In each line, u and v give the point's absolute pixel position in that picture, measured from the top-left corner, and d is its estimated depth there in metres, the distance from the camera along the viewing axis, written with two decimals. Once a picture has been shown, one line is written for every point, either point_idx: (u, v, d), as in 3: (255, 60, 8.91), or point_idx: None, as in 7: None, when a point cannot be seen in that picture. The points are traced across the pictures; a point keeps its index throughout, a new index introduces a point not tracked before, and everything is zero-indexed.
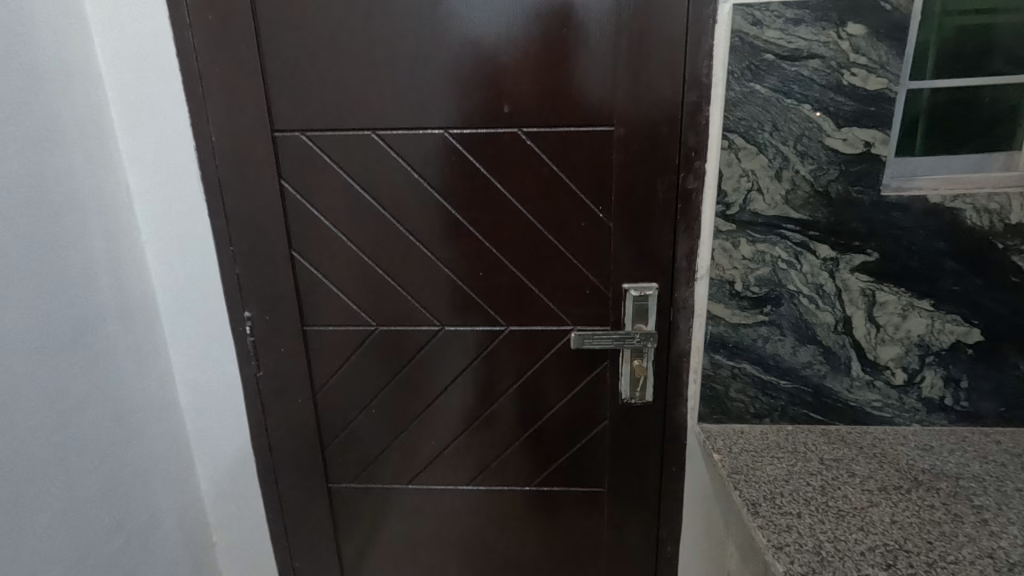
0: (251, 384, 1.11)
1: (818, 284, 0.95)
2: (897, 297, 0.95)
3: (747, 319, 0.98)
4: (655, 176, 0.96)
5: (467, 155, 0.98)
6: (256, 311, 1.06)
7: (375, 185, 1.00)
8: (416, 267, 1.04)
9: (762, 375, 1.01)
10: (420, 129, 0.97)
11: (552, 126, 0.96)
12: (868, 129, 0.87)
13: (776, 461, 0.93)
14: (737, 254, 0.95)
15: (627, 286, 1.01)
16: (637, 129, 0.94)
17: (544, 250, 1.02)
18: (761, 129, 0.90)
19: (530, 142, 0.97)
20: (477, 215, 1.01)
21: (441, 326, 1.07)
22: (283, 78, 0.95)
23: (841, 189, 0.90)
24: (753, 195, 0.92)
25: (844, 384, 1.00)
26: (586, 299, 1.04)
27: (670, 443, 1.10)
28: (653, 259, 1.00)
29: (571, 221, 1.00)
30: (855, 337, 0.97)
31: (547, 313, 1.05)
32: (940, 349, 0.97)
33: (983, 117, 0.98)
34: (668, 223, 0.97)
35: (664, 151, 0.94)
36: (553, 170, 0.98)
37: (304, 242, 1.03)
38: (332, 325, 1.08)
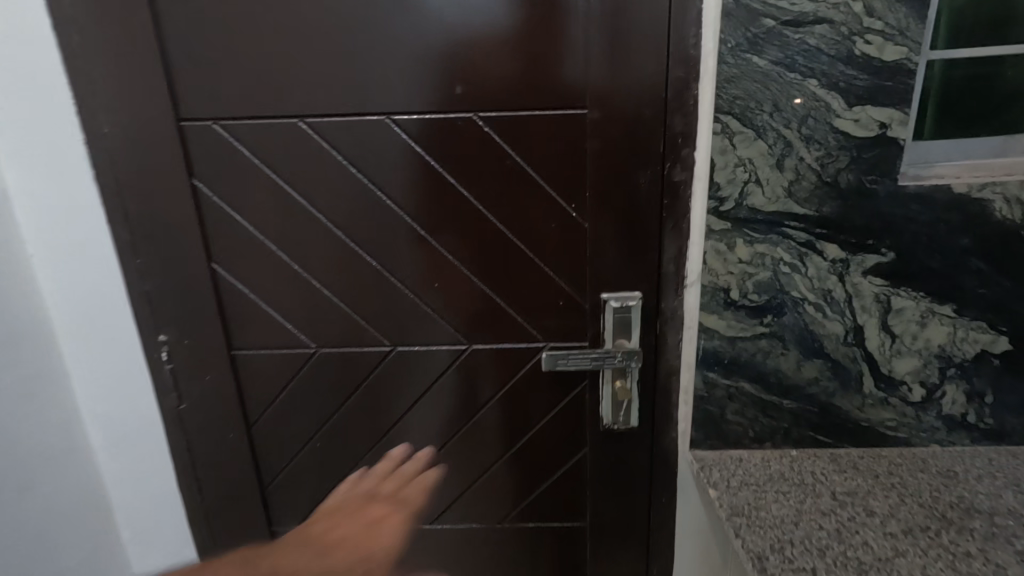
0: (173, 417, 0.95)
1: (825, 290, 0.82)
2: (915, 303, 0.82)
3: (744, 332, 0.85)
4: (636, 167, 0.82)
5: (414, 145, 0.83)
6: (174, 333, 0.90)
7: (307, 183, 0.84)
8: (361, 280, 0.89)
9: (762, 394, 0.88)
10: (357, 115, 0.82)
11: (514, 109, 0.81)
12: (884, 108, 0.74)
13: (781, 499, 0.81)
14: (733, 257, 0.82)
15: (607, 295, 0.87)
16: (615, 111, 0.80)
17: (510, 256, 0.87)
18: (760, 110, 0.76)
19: (488, 129, 0.82)
20: (430, 217, 0.86)
21: (392, 346, 0.92)
22: (189, 54, 0.79)
23: (852, 179, 0.77)
24: (750, 188, 0.78)
25: (855, 403, 0.87)
26: (561, 311, 0.89)
27: (659, 472, 0.96)
28: (635, 263, 0.86)
29: (541, 221, 0.85)
30: (867, 349, 0.84)
31: (515, 329, 0.91)
32: (963, 360, 0.85)
33: (1008, 92, 0.85)
34: (652, 221, 0.84)
35: (646, 137, 0.80)
36: (517, 161, 0.83)
37: (226, 253, 0.87)
38: (265, 348, 0.93)
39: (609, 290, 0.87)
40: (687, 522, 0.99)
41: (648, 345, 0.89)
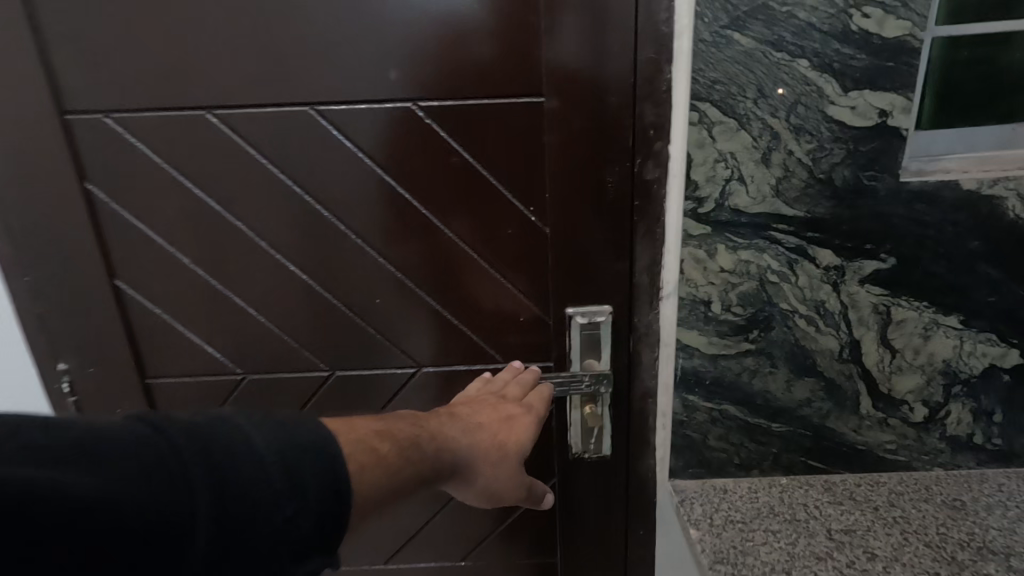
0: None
1: (818, 302, 0.73)
2: (918, 314, 0.73)
3: (728, 349, 0.75)
4: (601, 165, 0.71)
5: (346, 141, 0.72)
6: (75, 361, 0.78)
7: (222, 187, 0.73)
8: (292, 297, 0.78)
9: (748, 418, 0.78)
10: (275, 106, 0.70)
11: (459, 98, 0.70)
12: (883, 93, 0.64)
13: (772, 541, 0.74)
14: (713, 266, 0.72)
15: (571, 310, 0.77)
16: (574, 99, 0.69)
17: (462, 266, 0.77)
18: (743, 97, 0.65)
19: (431, 121, 0.71)
20: (368, 224, 0.75)
21: (333, 370, 0.82)
22: (66, 35, 0.66)
23: (847, 175, 0.67)
24: (732, 186, 0.68)
25: (850, 425, 0.78)
26: (520, 327, 0.81)
27: (636, 503, 0.87)
28: (604, 273, 0.76)
29: (495, 226, 0.76)
30: (865, 366, 0.75)
31: (471, 348, 0.82)
32: (969, 376, 0.76)
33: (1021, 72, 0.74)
34: (621, 227, 0.73)
35: (611, 130, 0.70)
36: (465, 158, 0.73)
37: (130, 268, 0.75)
38: (187, 374, 0.81)
39: (574, 304, 0.77)
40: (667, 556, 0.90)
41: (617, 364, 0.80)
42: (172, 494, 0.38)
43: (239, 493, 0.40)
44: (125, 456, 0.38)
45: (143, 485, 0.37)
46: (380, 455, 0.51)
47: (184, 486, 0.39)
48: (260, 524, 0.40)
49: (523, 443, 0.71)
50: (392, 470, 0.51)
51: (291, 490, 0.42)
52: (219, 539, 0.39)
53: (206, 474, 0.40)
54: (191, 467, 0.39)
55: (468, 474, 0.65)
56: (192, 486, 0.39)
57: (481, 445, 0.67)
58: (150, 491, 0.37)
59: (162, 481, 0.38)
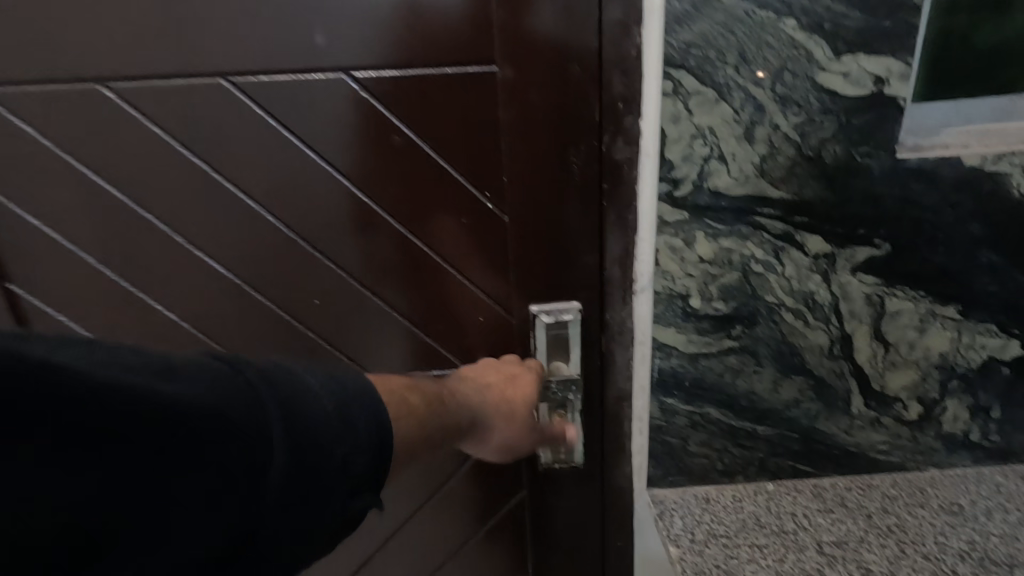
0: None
1: (806, 294, 0.66)
2: (914, 304, 0.66)
3: (709, 347, 0.68)
4: (564, 143, 0.63)
5: (271, 120, 0.62)
6: None
7: (125, 177, 0.63)
8: (216, 300, 0.69)
9: (731, 421, 0.71)
10: (181, 77, 0.60)
11: (402, 67, 0.61)
12: (879, 58, 0.57)
13: (758, 557, 0.68)
14: (692, 256, 0.64)
15: (535, 308, 0.70)
16: (531, 68, 0.61)
17: (413, 261, 0.69)
18: (723, 63, 0.57)
19: (369, 94, 0.62)
20: (302, 217, 0.66)
21: None
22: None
23: (839, 151, 0.60)
24: (712, 166, 0.60)
25: (840, 426, 0.72)
26: (482, 328, 0.73)
27: (612, 514, 0.80)
28: (571, 265, 0.68)
29: (448, 216, 0.67)
30: (856, 362, 0.69)
31: (424, 352, 0.73)
32: (967, 370, 0.70)
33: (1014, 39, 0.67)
34: (589, 214, 0.66)
35: (574, 103, 0.61)
36: (412, 138, 0.64)
37: (25, 270, 0.66)
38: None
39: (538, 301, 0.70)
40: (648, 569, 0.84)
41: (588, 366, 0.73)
42: (250, 426, 0.37)
43: (308, 426, 0.40)
44: (204, 388, 0.37)
45: (223, 414, 0.36)
46: (407, 403, 0.52)
47: (260, 419, 0.38)
48: (325, 465, 0.40)
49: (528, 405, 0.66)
50: (420, 426, 0.52)
51: (347, 428, 0.42)
52: (289, 475, 0.38)
53: (279, 410, 0.39)
54: (267, 400, 0.39)
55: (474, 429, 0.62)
56: (268, 420, 0.38)
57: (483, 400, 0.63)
58: (229, 421, 0.36)
59: (241, 412, 0.37)
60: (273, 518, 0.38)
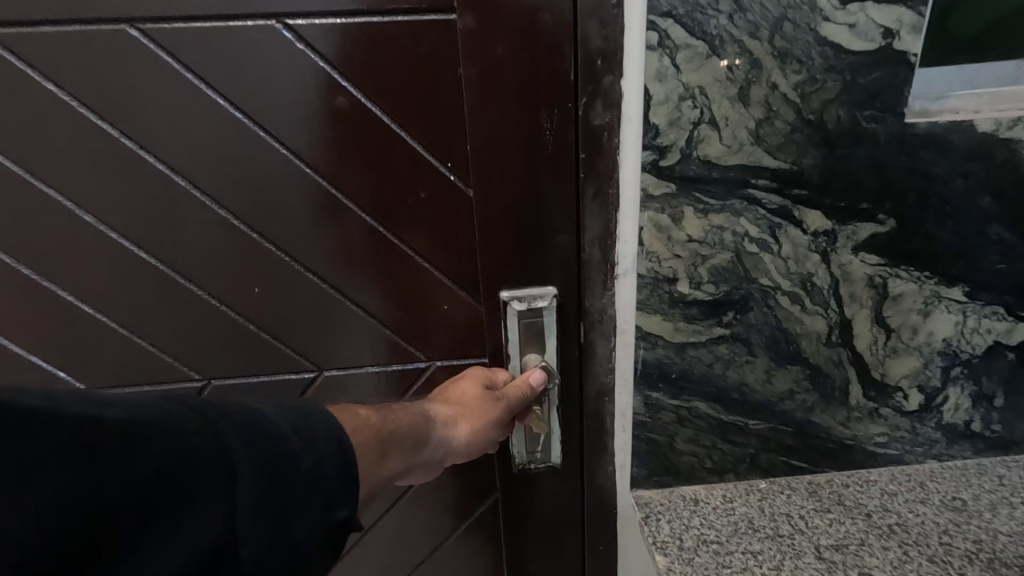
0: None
1: (804, 275, 0.60)
2: (918, 286, 0.61)
3: (698, 336, 0.62)
4: (535, 107, 0.55)
5: (189, 75, 0.56)
6: None
7: (36, 150, 0.58)
8: (145, 288, 0.65)
9: (722, 416, 0.65)
10: (80, 24, 0.54)
11: (342, 14, 0.54)
12: (889, 7, 0.50)
13: (753, 566, 0.62)
14: (680, 234, 0.57)
15: (506, 295, 0.63)
16: (495, 18, 0.53)
17: (359, 238, 0.63)
18: (715, 11, 0.50)
19: (301, 43, 0.55)
20: (231, 191, 0.61)
21: (208, 378, 0.70)
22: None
23: (842, 115, 0.53)
24: (703, 132, 0.53)
25: (838, 418, 0.66)
26: (440, 313, 0.67)
27: (592, 516, 0.74)
28: (544, 247, 0.61)
29: (399, 190, 0.61)
30: (856, 349, 0.63)
31: (378, 341, 0.68)
32: (971, 357, 0.65)
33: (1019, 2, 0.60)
34: (563, 188, 0.58)
35: (545, 59, 0.54)
36: (354, 97, 0.57)
37: None
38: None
39: (509, 288, 0.63)
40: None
41: (566, 360, 0.66)
42: (206, 452, 0.33)
43: (264, 455, 0.35)
44: (156, 418, 0.33)
45: (178, 443, 0.32)
46: (360, 417, 0.49)
47: (213, 443, 0.33)
48: (294, 484, 0.36)
49: (480, 398, 0.60)
50: (377, 433, 0.49)
51: (306, 445, 0.37)
52: (257, 500, 0.34)
53: (239, 435, 0.34)
54: (224, 426, 0.34)
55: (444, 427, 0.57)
56: (225, 443, 0.34)
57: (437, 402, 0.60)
58: (183, 449, 0.32)
59: (196, 439, 0.33)
60: (241, 549, 0.34)
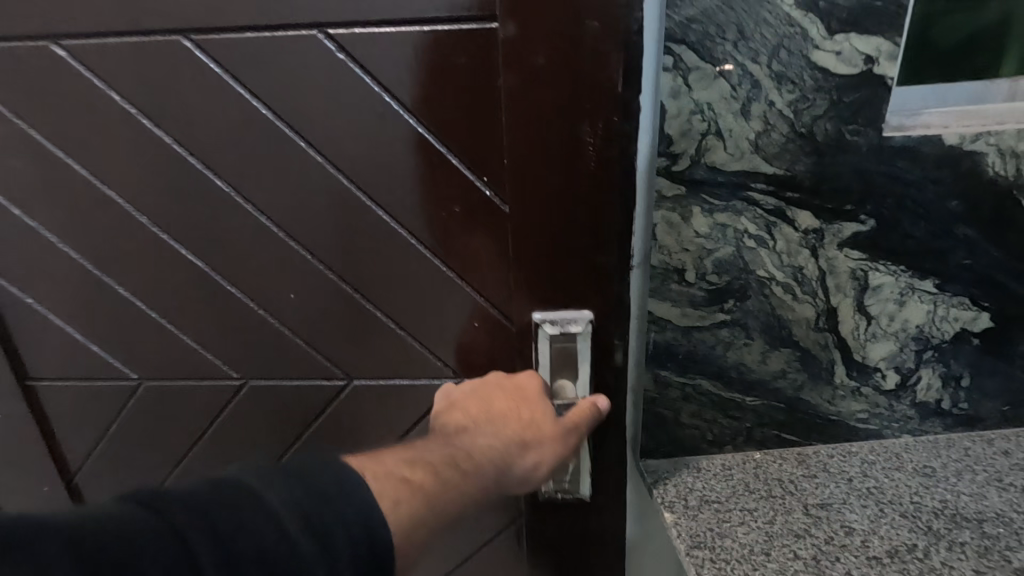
0: (32, 428, 0.86)
1: (796, 268, 0.68)
2: (894, 279, 0.70)
3: (702, 320, 0.70)
4: (576, 119, 0.61)
5: (234, 84, 0.64)
6: (32, 319, 0.79)
7: (128, 147, 0.68)
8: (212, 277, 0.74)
9: (721, 392, 0.74)
10: (142, 34, 0.63)
11: (385, 24, 0.61)
12: (869, 37, 0.58)
13: (748, 521, 0.69)
14: (688, 231, 0.66)
15: (539, 317, 0.70)
16: (531, 34, 0.59)
17: (393, 246, 0.71)
18: (722, 38, 0.58)
19: (342, 53, 0.62)
20: (286, 190, 0.69)
21: (243, 380, 0.81)
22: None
23: (829, 129, 0.62)
24: (709, 141, 0.62)
25: (825, 396, 0.75)
26: (467, 317, 0.74)
27: None
28: (579, 254, 0.67)
29: (436, 201, 0.68)
30: (840, 334, 0.72)
31: (413, 351, 0.77)
32: (941, 342, 0.74)
33: (979, 31, 0.70)
34: (597, 195, 0.64)
35: (585, 70, 0.59)
36: (395, 107, 0.64)
37: (58, 228, 0.73)
38: (82, 379, 0.84)
39: (542, 311, 0.70)
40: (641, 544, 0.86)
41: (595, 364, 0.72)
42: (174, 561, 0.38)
43: (247, 550, 0.39)
44: (132, 533, 0.38)
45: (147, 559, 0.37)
46: (414, 484, 0.51)
47: (185, 554, 0.38)
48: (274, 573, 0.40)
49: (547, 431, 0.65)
50: (431, 502, 0.51)
51: (300, 529, 0.41)
52: None
53: (209, 545, 0.39)
54: (195, 535, 0.39)
55: (529, 465, 0.63)
56: (194, 554, 0.38)
57: (517, 438, 0.63)
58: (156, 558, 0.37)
59: (165, 550, 0.38)
60: None
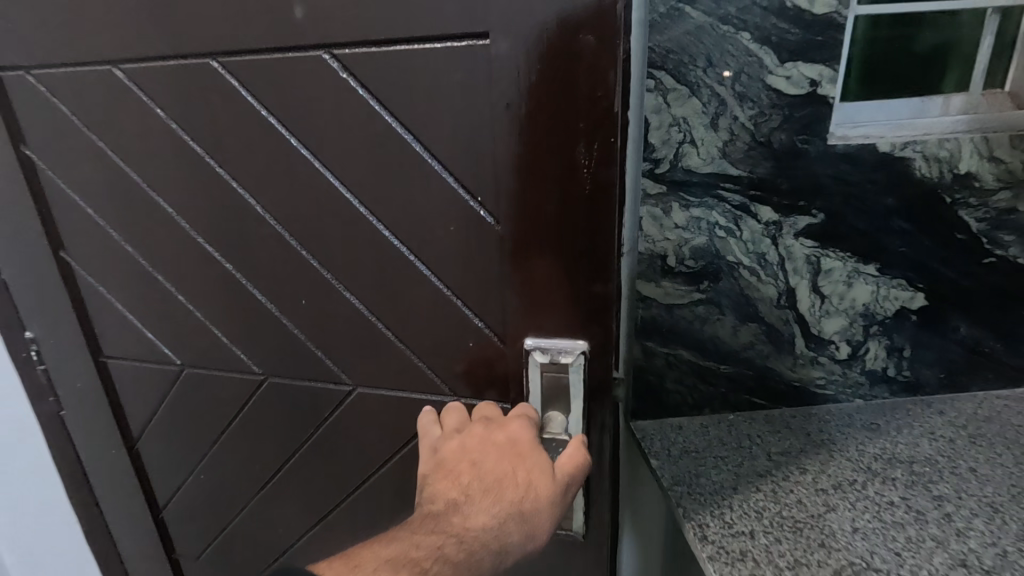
0: (102, 402, 0.97)
1: (759, 254, 0.81)
2: (843, 264, 0.83)
3: (681, 299, 0.83)
4: (574, 140, 0.65)
5: (254, 102, 0.73)
6: (107, 307, 0.91)
7: (182, 161, 0.78)
8: (252, 270, 0.83)
9: (699, 360, 0.87)
10: (182, 59, 0.73)
11: (383, 44, 0.66)
12: (813, 65, 0.72)
13: (720, 465, 0.79)
14: (669, 223, 0.79)
15: (532, 343, 0.75)
16: (525, 55, 0.63)
17: (394, 261, 0.76)
18: (693, 65, 0.72)
19: (345, 73, 0.68)
20: (306, 200, 0.76)
21: (265, 376, 0.91)
22: (51, 12, 0.74)
23: (784, 138, 0.75)
24: (685, 148, 0.75)
25: (787, 364, 0.88)
26: (462, 335, 0.78)
27: None
28: (578, 271, 0.71)
29: (435, 221, 0.73)
30: (798, 310, 0.85)
31: (411, 365, 0.82)
32: (884, 318, 0.87)
33: (919, 58, 0.85)
34: (597, 216, 0.68)
35: (581, 90, 0.63)
36: (392, 125, 0.69)
37: (133, 228, 0.85)
38: (143, 360, 0.95)
39: (535, 337, 0.75)
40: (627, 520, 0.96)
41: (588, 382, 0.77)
42: None
43: None
44: None
45: None
46: None
47: None
48: None
49: (539, 498, 0.66)
50: None
51: None
52: None
53: None
54: None
55: (529, 527, 0.66)
56: None
57: (514, 506, 0.65)
58: None
59: None
60: None
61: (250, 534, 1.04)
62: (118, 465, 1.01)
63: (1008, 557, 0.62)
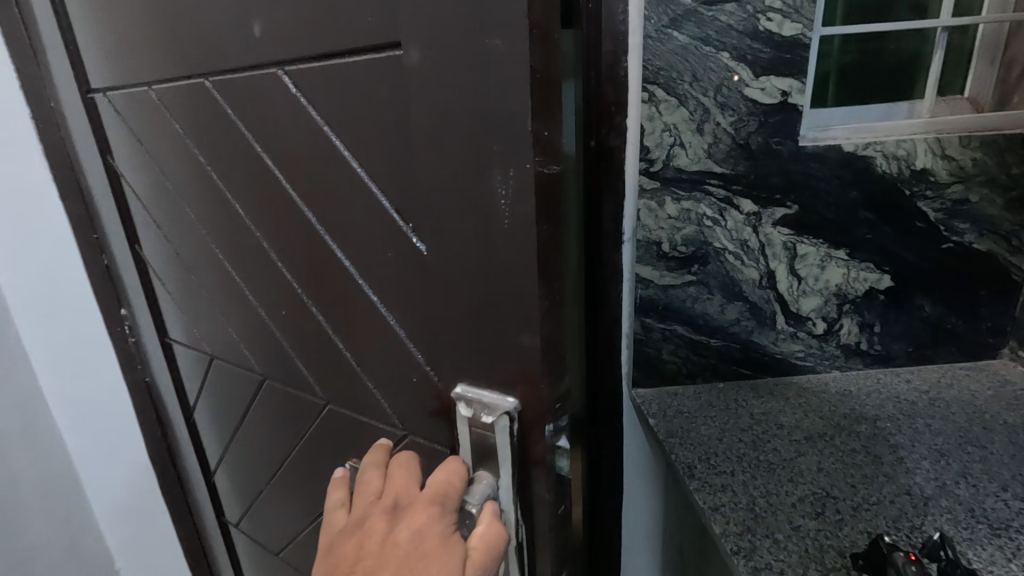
0: (169, 379, 1.11)
1: (742, 240, 0.94)
2: (816, 249, 0.95)
3: (674, 280, 0.95)
4: (483, 165, 0.49)
5: (238, 122, 0.70)
6: (165, 297, 1.02)
7: (193, 171, 0.80)
8: (248, 268, 0.81)
9: (692, 334, 0.99)
10: (186, 77, 0.72)
11: (322, 56, 0.57)
12: (785, 78, 0.85)
13: (710, 421, 0.92)
14: (663, 214, 0.92)
15: (460, 391, 0.60)
16: (437, 65, 0.48)
17: (345, 283, 0.67)
18: (681, 80, 0.85)
19: (297, 90, 0.61)
20: (278, 215, 0.71)
21: (263, 377, 0.91)
22: (98, 37, 0.80)
23: (761, 141, 0.88)
24: (675, 150, 0.88)
25: (769, 338, 1.00)
26: (405, 375, 0.66)
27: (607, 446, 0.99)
28: (502, 324, 0.55)
29: (375, 246, 0.62)
30: (778, 289, 0.97)
31: (368, 397, 0.74)
32: (856, 296, 0.99)
33: (887, 70, 0.97)
34: (521, 256, 0.51)
35: (493, 106, 0.47)
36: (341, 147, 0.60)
37: (173, 233, 0.90)
38: (187, 344, 1.04)
39: (464, 385, 0.60)
40: (631, 491, 1.05)
41: (523, 447, 0.59)
42: None
43: None
44: None
45: None
46: None
47: None
48: None
49: None
50: None
51: None
52: None
53: None
54: None
55: None
56: None
57: None
58: None
59: None
60: None
61: (269, 513, 1.09)
62: (185, 429, 1.16)
63: (946, 486, 0.75)
